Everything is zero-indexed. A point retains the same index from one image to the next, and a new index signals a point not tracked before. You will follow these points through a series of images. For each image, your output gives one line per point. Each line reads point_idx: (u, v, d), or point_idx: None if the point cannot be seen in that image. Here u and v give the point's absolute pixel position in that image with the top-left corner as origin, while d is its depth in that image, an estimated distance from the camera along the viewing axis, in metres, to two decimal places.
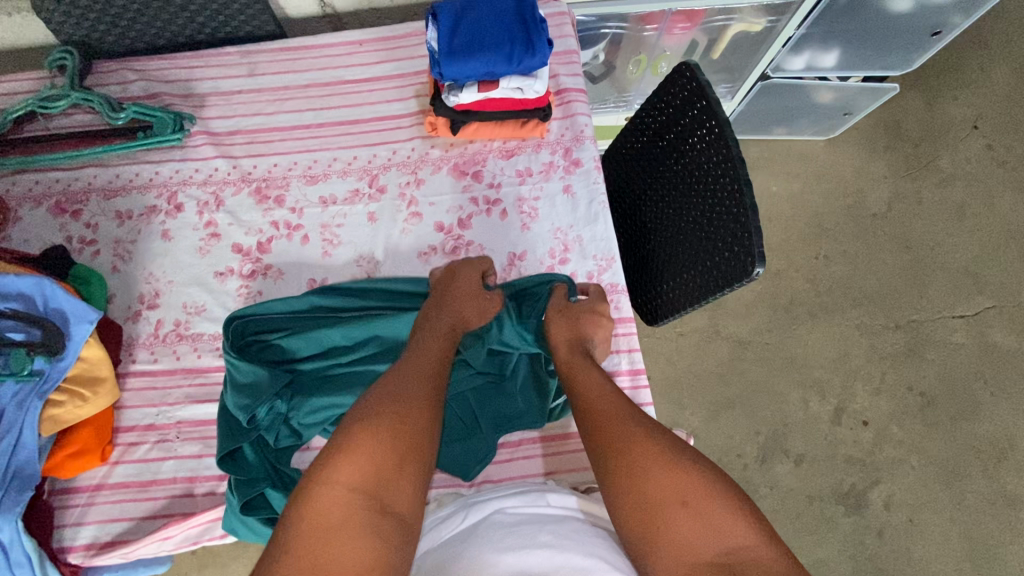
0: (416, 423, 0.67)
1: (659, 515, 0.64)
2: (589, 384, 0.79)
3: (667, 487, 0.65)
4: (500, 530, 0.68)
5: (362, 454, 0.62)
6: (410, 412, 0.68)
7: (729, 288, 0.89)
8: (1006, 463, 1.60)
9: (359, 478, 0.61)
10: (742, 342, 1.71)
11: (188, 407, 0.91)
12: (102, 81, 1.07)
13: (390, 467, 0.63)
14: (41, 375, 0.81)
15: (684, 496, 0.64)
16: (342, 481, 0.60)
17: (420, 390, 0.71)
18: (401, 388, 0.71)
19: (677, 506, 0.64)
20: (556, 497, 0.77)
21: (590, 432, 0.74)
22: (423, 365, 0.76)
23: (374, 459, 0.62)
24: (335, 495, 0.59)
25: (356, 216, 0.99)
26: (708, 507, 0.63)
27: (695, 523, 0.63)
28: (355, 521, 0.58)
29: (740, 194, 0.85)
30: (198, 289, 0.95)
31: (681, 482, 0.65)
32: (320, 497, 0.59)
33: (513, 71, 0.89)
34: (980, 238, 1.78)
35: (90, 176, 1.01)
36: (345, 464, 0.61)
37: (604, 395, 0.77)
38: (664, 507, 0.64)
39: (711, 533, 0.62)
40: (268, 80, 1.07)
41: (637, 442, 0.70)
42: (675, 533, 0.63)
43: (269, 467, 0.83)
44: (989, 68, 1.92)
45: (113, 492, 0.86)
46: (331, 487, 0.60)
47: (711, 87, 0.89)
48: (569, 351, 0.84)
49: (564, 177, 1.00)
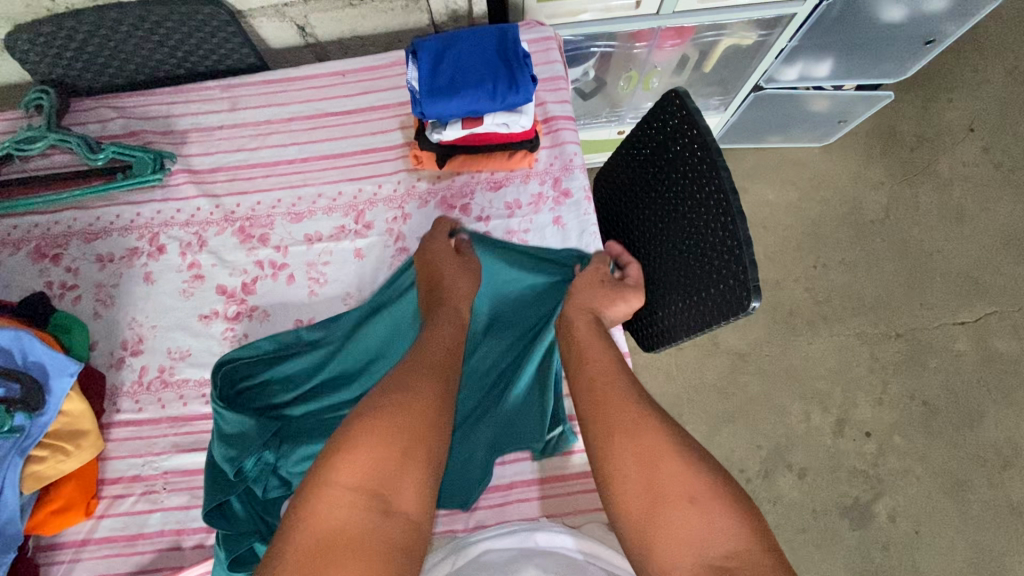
0: (418, 420, 0.66)
1: (667, 512, 0.63)
2: (598, 367, 0.77)
3: (676, 480, 0.64)
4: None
5: (363, 454, 0.62)
6: (411, 407, 0.66)
7: (724, 321, 0.87)
8: (1012, 471, 1.58)
9: (359, 479, 0.61)
10: (742, 355, 1.69)
11: (175, 457, 0.88)
12: (79, 120, 1.05)
13: (393, 467, 0.63)
14: (22, 431, 0.79)
15: (692, 494, 0.63)
16: (344, 481, 0.61)
17: (426, 383, 0.70)
18: (405, 381, 0.69)
19: (684, 502, 0.63)
20: (545, 535, 0.78)
21: (598, 411, 0.72)
22: (431, 352, 0.74)
23: (373, 459, 0.62)
24: (335, 497, 0.60)
25: (342, 253, 0.97)
26: (716, 510, 0.62)
27: (701, 521, 0.62)
28: (354, 522, 0.59)
29: (733, 226, 0.83)
30: (182, 333, 0.93)
31: (690, 478, 0.64)
32: (323, 498, 0.60)
33: (498, 107, 0.87)
34: (979, 243, 1.76)
35: (70, 220, 0.99)
36: (346, 464, 0.62)
37: (616, 377, 0.75)
38: (671, 500, 0.64)
39: (715, 534, 0.61)
40: (249, 115, 1.05)
41: (649, 428, 0.69)
42: (679, 530, 0.62)
43: (257, 519, 0.81)
44: (983, 70, 1.90)
45: (99, 547, 0.84)
46: (333, 487, 0.61)
47: (701, 116, 0.88)
48: (588, 327, 0.82)
49: (554, 209, 0.98)
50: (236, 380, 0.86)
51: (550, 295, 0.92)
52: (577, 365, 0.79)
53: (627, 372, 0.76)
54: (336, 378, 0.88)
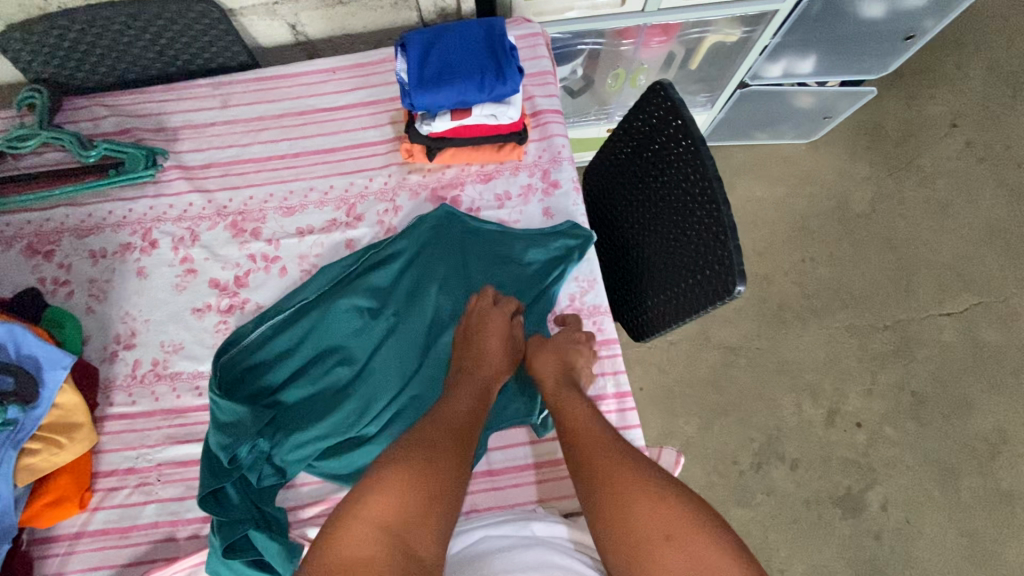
0: (444, 470, 0.69)
1: (647, 556, 0.64)
2: (573, 418, 0.80)
3: (651, 521, 0.65)
4: (489, 557, 0.72)
5: (393, 491, 0.65)
6: (438, 458, 0.70)
7: (712, 306, 0.89)
8: (1000, 459, 1.61)
9: (387, 516, 0.63)
10: (733, 349, 1.71)
11: (168, 449, 0.89)
12: (71, 118, 1.06)
13: (418, 511, 0.64)
14: (15, 424, 0.79)
15: (668, 531, 0.64)
16: (371, 518, 0.63)
17: (452, 440, 0.73)
18: (433, 434, 0.73)
19: (662, 543, 0.64)
20: (543, 525, 0.79)
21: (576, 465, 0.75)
22: (455, 414, 0.78)
23: (403, 498, 0.64)
24: (363, 531, 0.62)
25: (334, 245, 0.98)
26: (694, 543, 0.63)
27: (681, 556, 0.63)
28: (379, 560, 0.60)
29: (718, 213, 0.85)
30: (175, 327, 0.94)
31: (666, 515, 0.65)
32: (349, 535, 0.61)
33: (486, 98, 0.89)
34: (964, 236, 1.79)
35: (62, 216, 0.99)
36: (375, 502, 0.64)
37: (591, 428, 0.78)
38: (649, 543, 0.64)
39: (697, 568, 0.62)
40: (241, 111, 1.06)
41: (622, 472, 0.70)
42: (663, 572, 0.63)
43: (252, 507, 0.82)
44: (964, 67, 1.94)
45: (94, 539, 0.85)
46: (360, 522, 0.62)
47: (685, 106, 0.90)
48: (556, 382, 0.85)
49: (543, 200, 1.00)
50: (234, 368, 0.88)
51: (540, 276, 0.95)
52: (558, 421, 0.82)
53: (600, 421, 0.79)
54: (330, 365, 0.90)
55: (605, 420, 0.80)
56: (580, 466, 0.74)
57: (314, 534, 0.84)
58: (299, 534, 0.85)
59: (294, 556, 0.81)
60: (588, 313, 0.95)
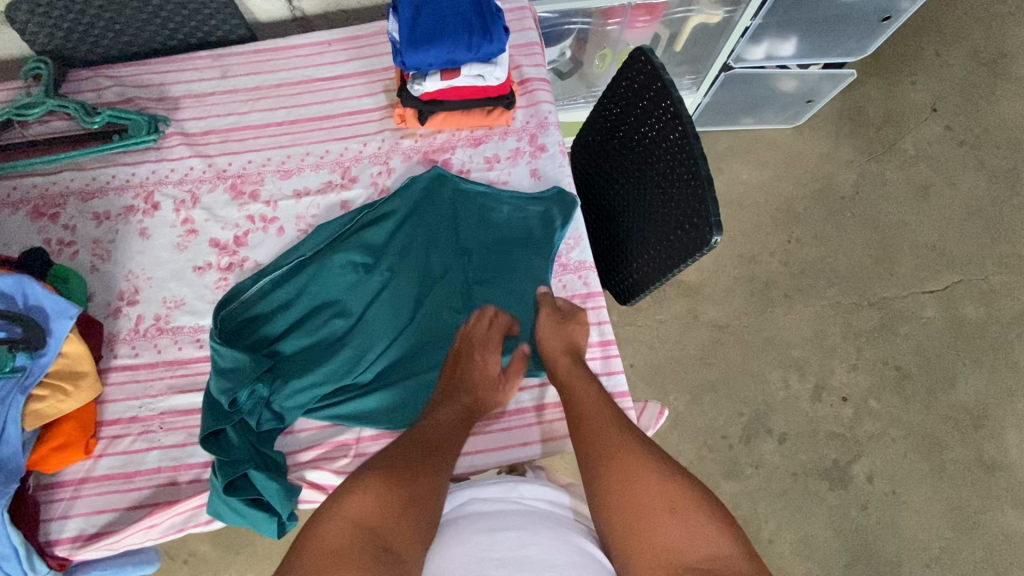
0: (421, 477, 0.73)
1: (650, 523, 0.71)
2: (580, 398, 0.83)
3: (657, 495, 0.72)
4: (477, 518, 0.73)
5: (369, 494, 0.69)
6: (413, 467, 0.74)
7: (693, 258, 0.93)
8: (983, 431, 1.65)
9: (363, 514, 0.68)
10: (721, 327, 1.75)
11: (170, 398, 0.93)
12: (77, 89, 1.10)
13: (391, 511, 0.69)
14: (23, 370, 0.83)
15: (672, 504, 0.72)
16: (348, 515, 0.68)
17: (425, 452, 0.77)
18: (413, 448, 0.77)
19: (665, 513, 0.71)
20: (530, 487, 0.80)
21: (584, 444, 0.78)
22: (435, 435, 0.80)
23: (379, 499, 0.69)
24: (341, 526, 0.67)
25: (329, 205, 1.02)
26: (695, 518, 0.71)
27: (682, 527, 0.71)
28: (353, 553, 0.65)
29: (696, 168, 0.89)
30: (177, 284, 0.98)
31: (670, 491, 0.73)
32: (327, 529, 0.67)
33: (473, 58, 0.93)
34: (945, 216, 1.84)
35: (67, 180, 1.03)
36: (351, 502, 0.69)
37: (597, 408, 0.82)
38: (654, 512, 0.71)
39: (693, 539, 0.70)
40: (240, 81, 1.11)
41: (633, 451, 0.76)
42: (661, 538, 0.71)
43: (252, 449, 0.85)
44: (944, 54, 2.00)
45: (98, 484, 0.88)
46: (337, 519, 0.67)
47: (665, 70, 0.94)
48: (569, 362, 0.88)
49: (531, 161, 1.04)
50: (234, 321, 0.91)
51: (529, 232, 0.98)
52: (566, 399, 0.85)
53: (607, 401, 0.83)
54: (325, 318, 0.93)
55: (612, 400, 0.84)
56: (594, 440, 0.78)
57: (312, 475, 0.88)
58: (297, 475, 0.88)
59: (293, 496, 0.84)
60: (574, 267, 0.99)
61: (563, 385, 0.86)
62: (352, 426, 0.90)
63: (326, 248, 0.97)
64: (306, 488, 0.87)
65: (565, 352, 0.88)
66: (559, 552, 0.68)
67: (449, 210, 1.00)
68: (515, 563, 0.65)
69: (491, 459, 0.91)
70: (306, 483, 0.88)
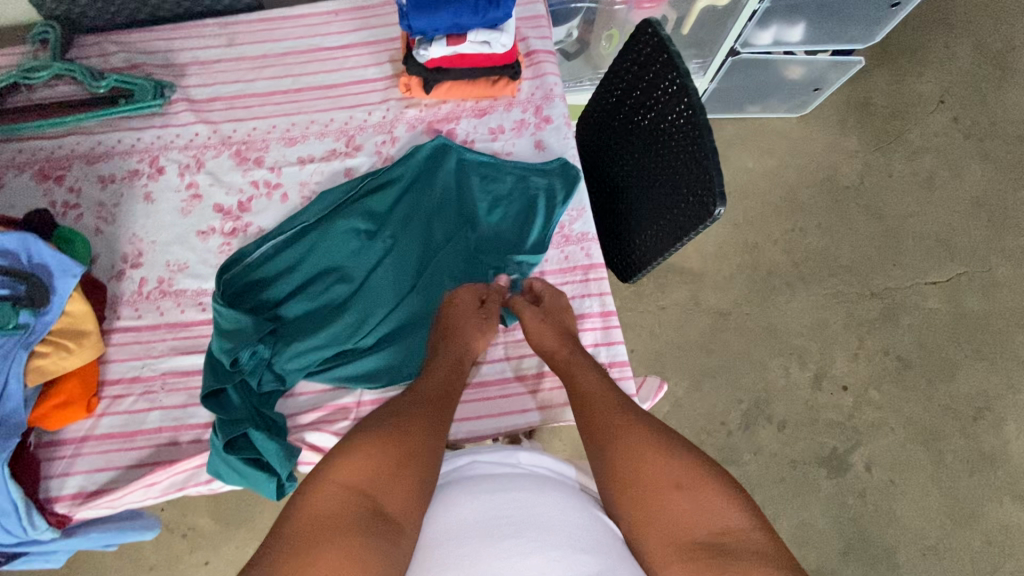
0: (413, 437, 0.72)
1: (655, 499, 0.70)
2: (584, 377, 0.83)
3: (661, 470, 0.71)
4: (479, 480, 0.73)
5: (360, 458, 0.68)
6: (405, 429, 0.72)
7: (696, 231, 0.93)
8: (983, 422, 1.65)
9: (356, 478, 0.67)
10: (723, 314, 1.75)
11: (172, 359, 0.93)
12: (84, 54, 1.10)
13: (384, 474, 0.68)
14: (27, 328, 0.82)
15: (679, 480, 0.70)
16: (340, 480, 0.67)
17: (419, 412, 0.76)
18: (408, 405, 0.76)
19: (671, 489, 0.69)
20: (529, 455, 0.79)
21: (589, 423, 0.78)
22: (426, 391, 0.79)
23: (372, 461, 0.68)
24: (332, 491, 0.66)
25: (333, 172, 1.02)
26: (704, 493, 0.69)
27: (690, 504, 0.68)
28: (344, 517, 0.64)
29: (701, 139, 0.89)
30: (181, 247, 0.98)
31: (677, 466, 0.71)
32: (318, 494, 0.66)
33: (480, 23, 0.93)
34: (950, 208, 1.84)
35: (73, 144, 1.03)
36: (342, 466, 0.68)
37: (600, 390, 0.81)
38: (658, 489, 0.70)
39: (704, 515, 0.68)
40: (246, 49, 1.11)
41: (635, 428, 0.75)
42: (667, 515, 0.69)
43: (252, 410, 0.85)
44: (953, 46, 1.99)
45: (99, 442, 0.89)
46: (329, 484, 0.66)
47: (672, 41, 0.93)
48: (568, 343, 0.87)
49: (535, 133, 1.04)
50: (237, 283, 0.92)
51: (535, 201, 0.98)
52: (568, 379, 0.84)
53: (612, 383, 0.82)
54: (328, 282, 0.94)
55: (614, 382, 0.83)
56: (593, 420, 0.78)
57: (311, 437, 0.88)
58: (297, 437, 0.88)
59: (292, 457, 0.84)
60: (577, 239, 0.99)
61: (562, 364, 0.86)
62: (353, 388, 0.90)
63: (329, 213, 0.98)
64: (305, 450, 0.88)
65: (563, 336, 0.88)
66: (567, 512, 0.69)
67: (452, 177, 1.00)
68: (523, 522, 0.65)
69: (490, 425, 0.92)
70: (305, 444, 0.88)
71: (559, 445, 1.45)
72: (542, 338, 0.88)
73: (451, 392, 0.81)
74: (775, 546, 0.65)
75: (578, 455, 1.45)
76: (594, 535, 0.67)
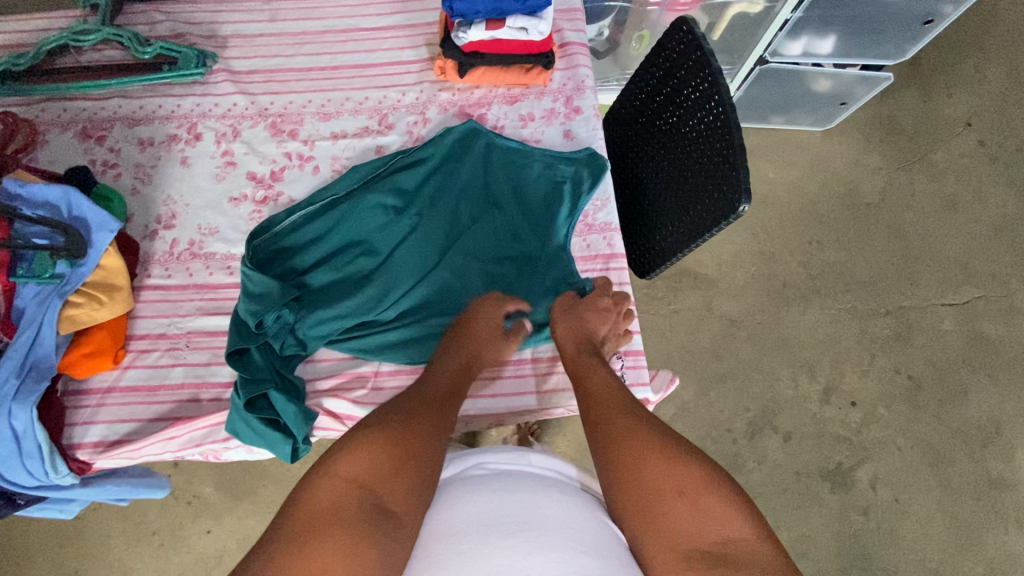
0: (416, 435, 0.73)
1: (658, 508, 0.68)
2: (595, 379, 0.82)
3: (666, 477, 0.69)
4: (485, 479, 0.75)
5: (363, 455, 0.69)
6: (408, 427, 0.74)
7: (718, 228, 0.93)
8: (992, 448, 1.63)
9: (357, 472, 0.68)
10: (735, 321, 1.75)
11: (198, 319, 0.96)
12: (131, 21, 1.14)
13: (385, 470, 0.69)
14: (62, 277, 0.86)
15: (681, 487, 0.68)
16: (341, 474, 0.68)
17: (424, 410, 0.77)
18: (413, 407, 0.77)
19: (674, 497, 0.68)
20: (539, 457, 0.80)
21: (593, 424, 0.78)
22: (435, 392, 0.81)
23: (373, 458, 0.69)
24: (333, 485, 0.67)
25: (365, 149, 1.05)
26: (706, 500, 0.68)
27: (692, 512, 0.67)
28: (343, 510, 0.65)
29: (730, 137, 0.89)
30: (213, 212, 1.01)
31: (679, 474, 0.69)
32: (319, 487, 0.67)
33: (519, 9, 0.96)
34: (972, 231, 1.82)
35: (115, 106, 1.07)
36: (345, 460, 0.69)
37: (610, 393, 0.80)
38: (660, 496, 0.69)
39: (708, 525, 0.67)
40: (287, 26, 1.14)
41: (637, 434, 0.73)
42: (669, 521, 0.68)
43: (274, 370, 0.87)
44: (983, 69, 1.98)
45: (123, 394, 0.91)
46: (330, 478, 0.68)
47: (705, 39, 0.94)
48: (576, 348, 0.87)
49: (565, 122, 1.06)
50: (266, 249, 0.95)
51: (561, 189, 1.00)
52: (578, 386, 0.83)
53: (621, 385, 0.82)
54: (354, 255, 0.96)
55: (626, 386, 0.82)
56: (598, 421, 0.77)
57: (328, 404, 0.90)
58: (314, 402, 0.91)
59: (309, 420, 0.87)
60: (599, 229, 1.00)
61: (575, 372, 0.85)
62: (371, 358, 0.92)
63: (357, 187, 1.00)
64: (321, 415, 0.90)
65: (579, 339, 0.87)
66: (569, 510, 0.70)
67: (481, 160, 1.02)
68: (523, 522, 0.66)
69: (502, 404, 0.94)
70: (322, 410, 0.90)
71: (564, 441, 1.47)
72: (565, 340, 0.88)
73: (456, 391, 0.83)
74: (777, 560, 0.64)
75: (582, 451, 1.46)
76: (597, 537, 0.67)
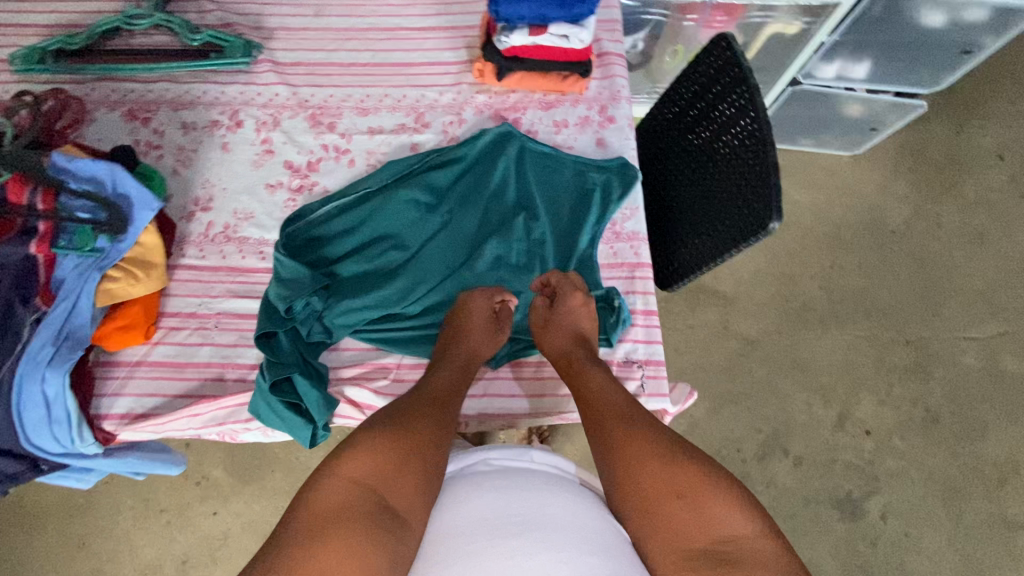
0: (418, 433, 0.73)
1: (657, 511, 0.68)
2: (587, 387, 0.82)
3: (663, 482, 0.68)
4: (485, 476, 0.75)
5: (367, 453, 0.69)
6: (411, 426, 0.74)
7: (747, 244, 0.93)
8: (1009, 487, 1.60)
9: (362, 472, 0.68)
10: (751, 341, 1.74)
11: (230, 301, 0.98)
12: (182, 9, 1.17)
13: (390, 467, 0.69)
14: (103, 252, 0.89)
15: (679, 490, 0.68)
16: (345, 473, 0.68)
17: (428, 410, 0.78)
18: (416, 406, 0.78)
19: (673, 499, 0.67)
20: (541, 453, 0.80)
21: (597, 434, 0.76)
22: (438, 391, 0.82)
23: (378, 457, 0.69)
24: (336, 483, 0.67)
25: (400, 145, 1.07)
26: (705, 499, 0.67)
27: (690, 514, 0.66)
28: (348, 510, 0.65)
29: (764, 154, 0.89)
30: (249, 198, 1.03)
31: (676, 476, 0.68)
32: (324, 486, 0.67)
33: (563, 16, 0.97)
34: (998, 266, 1.80)
35: (162, 90, 1.10)
36: (348, 459, 0.69)
37: (606, 397, 0.80)
38: (659, 500, 0.68)
39: (708, 525, 0.66)
40: (332, 21, 1.16)
41: (636, 441, 0.72)
42: (669, 524, 0.67)
43: (299, 357, 0.88)
44: (1019, 103, 1.95)
45: (151, 368, 0.93)
46: (334, 477, 0.68)
47: (745, 56, 0.94)
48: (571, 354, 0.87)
49: (598, 131, 1.07)
50: (298, 237, 0.97)
51: (587, 196, 1.01)
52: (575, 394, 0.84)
53: (619, 389, 0.81)
54: (384, 247, 0.98)
55: (623, 389, 0.82)
56: (599, 432, 0.76)
57: (350, 392, 0.92)
58: (336, 389, 0.92)
59: (331, 406, 0.88)
60: (626, 237, 1.00)
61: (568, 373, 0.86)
62: (394, 350, 0.93)
63: (390, 181, 1.02)
64: (342, 403, 0.91)
65: (574, 342, 0.88)
66: (578, 510, 0.70)
67: (513, 161, 1.03)
68: (525, 525, 0.66)
69: (519, 405, 0.94)
70: (344, 398, 0.92)
71: (573, 449, 1.46)
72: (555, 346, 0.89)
73: (460, 388, 0.84)
74: (778, 553, 0.64)
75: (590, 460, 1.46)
76: (605, 536, 0.67)
